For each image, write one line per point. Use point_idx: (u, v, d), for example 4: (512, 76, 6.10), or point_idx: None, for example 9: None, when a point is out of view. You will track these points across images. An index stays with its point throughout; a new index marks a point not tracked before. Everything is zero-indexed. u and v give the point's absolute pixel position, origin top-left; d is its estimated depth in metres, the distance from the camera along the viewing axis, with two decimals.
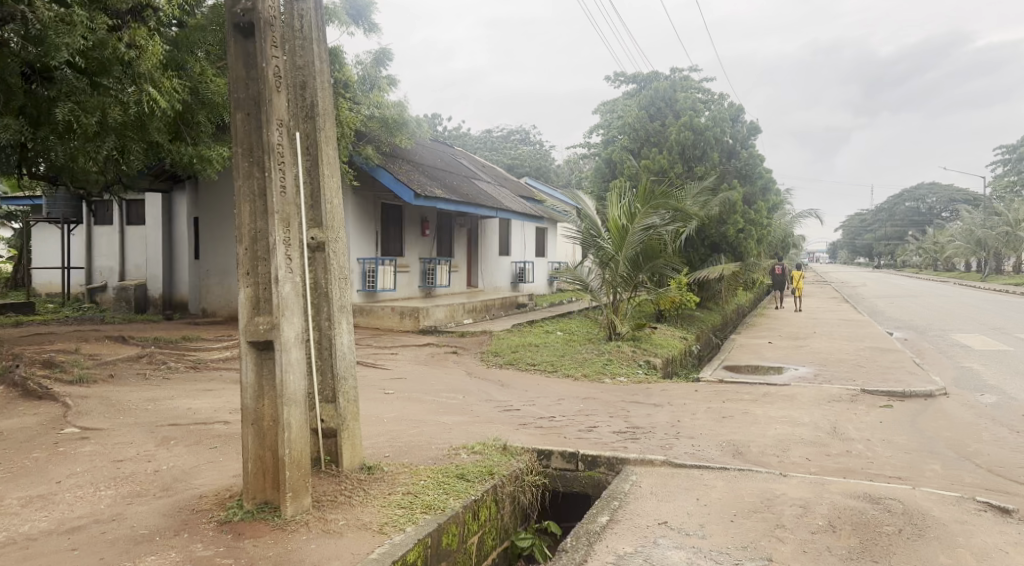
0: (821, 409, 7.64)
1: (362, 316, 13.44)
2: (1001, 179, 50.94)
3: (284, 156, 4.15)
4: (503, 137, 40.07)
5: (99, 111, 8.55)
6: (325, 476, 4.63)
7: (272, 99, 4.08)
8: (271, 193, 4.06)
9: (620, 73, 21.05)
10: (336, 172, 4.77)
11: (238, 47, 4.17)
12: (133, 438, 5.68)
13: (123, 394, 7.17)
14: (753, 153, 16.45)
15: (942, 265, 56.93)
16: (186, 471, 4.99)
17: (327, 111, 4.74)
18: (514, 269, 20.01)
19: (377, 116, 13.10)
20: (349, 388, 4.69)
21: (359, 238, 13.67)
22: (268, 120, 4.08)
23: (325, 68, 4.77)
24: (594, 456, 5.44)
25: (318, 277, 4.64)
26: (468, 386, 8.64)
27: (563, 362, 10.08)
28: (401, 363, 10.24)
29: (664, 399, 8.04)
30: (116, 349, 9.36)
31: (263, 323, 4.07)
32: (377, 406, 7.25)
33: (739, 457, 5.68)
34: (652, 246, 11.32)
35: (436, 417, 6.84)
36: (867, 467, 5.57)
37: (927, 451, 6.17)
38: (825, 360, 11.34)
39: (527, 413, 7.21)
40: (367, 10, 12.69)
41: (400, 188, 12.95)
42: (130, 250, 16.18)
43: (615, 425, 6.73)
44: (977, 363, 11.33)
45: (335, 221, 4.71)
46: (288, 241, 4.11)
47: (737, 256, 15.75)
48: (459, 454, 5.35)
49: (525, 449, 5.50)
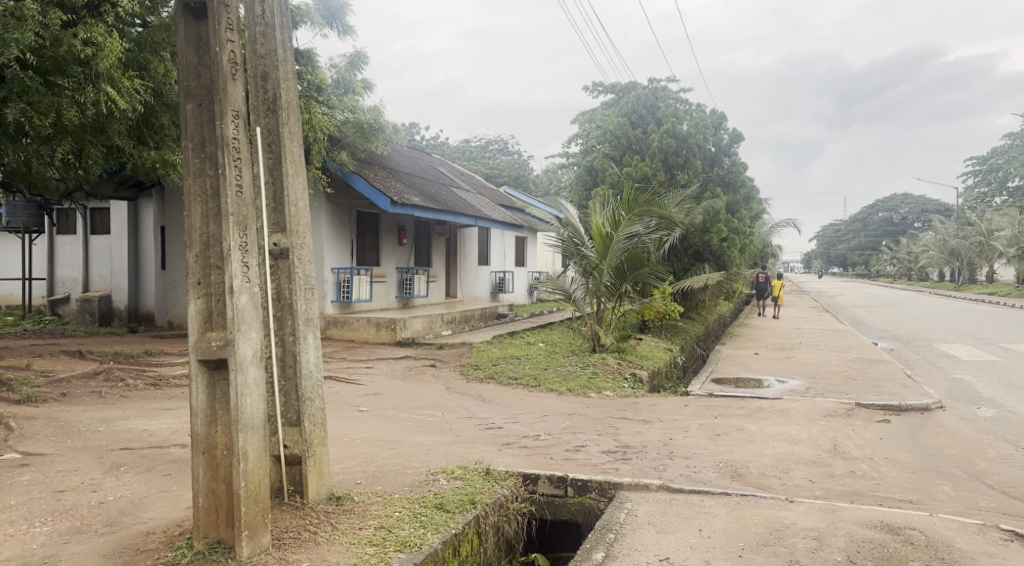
0: (817, 424, 7.28)
1: (337, 327, 12.91)
2: (971, 189, 51.51)
3: (241, 152, 3.70)
4: (481, 146, 39.78)
5: (53, 111, 8.05)
6: (287, 509, 4.17)
7: (226, 87, 3.64)
8: (225, 193, 3.62)
9: (599, 83, 20.82)
10: (302, 173, 4.34)
11: (189, 31, 3.72)
12: (78, 465, 5.17)
13: (73, 415, 6.63)
14: (735, 161, 16.19)
15: (917, 275, 57.32)
16: (134, 503, 4.51)
17: (292, 105, 4.31)
18: (493, 279, 19.56)
19: (351, 121, 12.65)
20: (315, 409, 4.25)
21: (334, 247, 13.21)
22: (222, 111, 3.63)
23: (290, 57, 4.33)
24: (584, 481, 5.02)
25: (281, 288, 4.22)
26: (448, 403, 8.19)
27: (546, 376, 9.64)
28: (376, 378, 9.75)
29: (653, 414, 7.65)
30: (71, 365, 8.80)
31: (216, 340, 3.63)
32: (350, 426, 6.78)
33: (739, 480, 5.30)
34: (636, 255, 10.86)
35: (413, 437, 6.39)
36: (875, 490, 5.21)
37: (934, 470, 5.82)
38: (814, 371, 11.02)
39: (510, 431, 6.79)
40: (341, 12, 12.21)
41: (376, 194, 12.49)
42: (95, 260, 15.55)
43: (605, 444, 6.33)
44: (968, 375, 11.04)
45: (300, 225, 4.27)
46: (245, 246, 3.67)
47: (720, 264, 15.43)
48: (437, 480, 4.90)
49: (509, 473, 5.08)
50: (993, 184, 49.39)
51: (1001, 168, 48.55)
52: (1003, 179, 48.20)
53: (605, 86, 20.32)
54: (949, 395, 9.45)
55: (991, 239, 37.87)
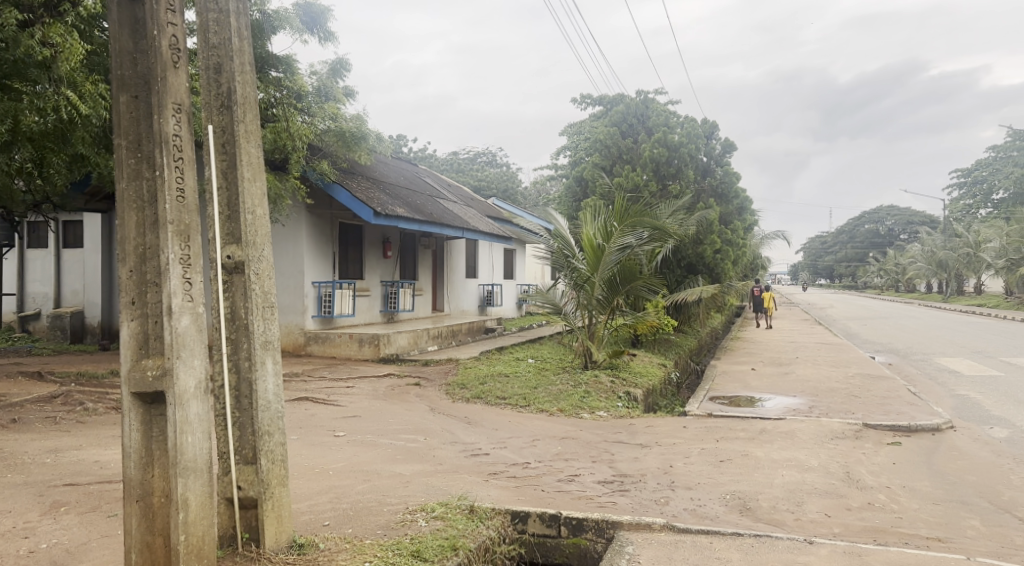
0: (825, 448, 6.80)
1: (317, 343, 12.35)
2: (957, 201, 51.44)
3: (184, 151, 3.19)
4: (469, 159, 39.44)
5: (10, 116, 7.53)
6: (241, 560, 3.67)
7: (166, 76, 3.13)
8: (163, 199, 3.12)
9: (588, 94, 20.38)
10: (261, 176, 3.83)
11: (124, 12, 3.20)
12: (13, 506, 4.62)
13: (20, 445, 6.06)
14: (728, 170, 15.74)
15: (904, 287, 57.10)
16: (70, 551, 3.98)
17: (249, 100, 3.81)
18: (481, 292, 19.08)
19: (333, 129, 12.03)
20: (274, 445, 3.75)
21: (315, 260, 12.66)
22: (160, 103, 3.12)
23: (249, 46, 3.84)
24: (580, 519, 4.54)
25: (236, 306, 3.72)
26: (432, 426, 7.66)
27: (536, 395, 9.14)
28: (357, 398, 9.20)
29: (651, 438, 7.16)
30: (27, 388, 8.19)
31: (152, 369, 3.12)
32: (324, 454, 6.26)
33: (748, 515, 4.84)
34: (629, 267, 10.39)
35: (392, 466, 5.87)
36: (898, 525, 4.76)
37: (958, 500, 5.36)
38: (815, 389, 10.54)
39: (498, 458, 6.28)
40: (322, 17, 11.56)
41: (358, 206, 11.99)
42: (67, 274, 14.92)
43: (600, 473, 5.83)
44: (973, 392, 10.60)
45: (258, 235, 3.77)
46: (188, 259, 3.18)
47: (714, 277, 15.03)
48: (415, 521, 4.38)
49: (497, 510, 4.58)
50: (977, 197, 49.16)
51: (986, 179, 48.19)
52: (988, 191, 48.02)
53: (594, 98, 19.89)
54: (958, 414, 8.99)
55: (979, 251, 37.51)
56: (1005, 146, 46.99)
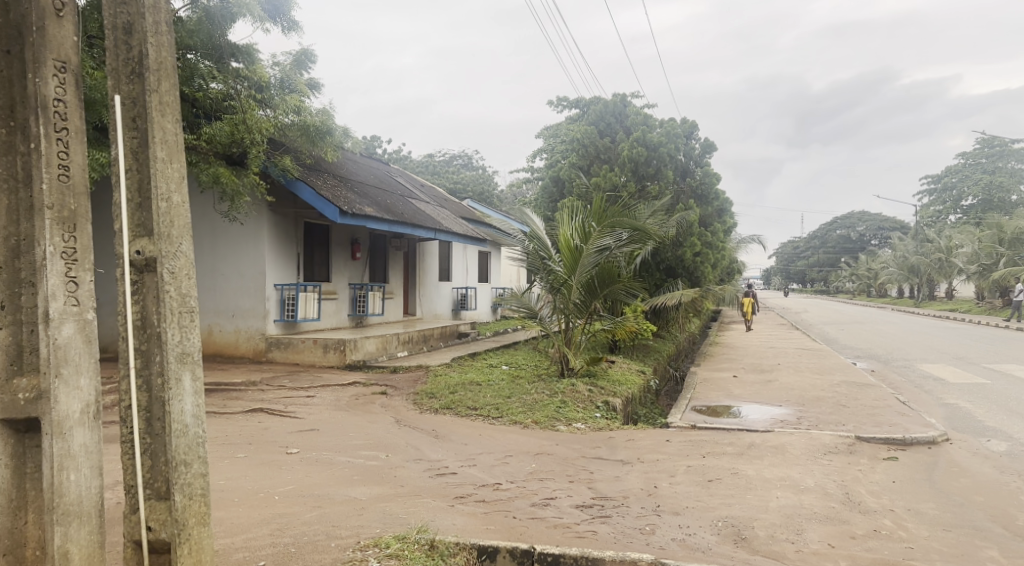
0: (820, 465, 6.30)
1: (278, 349, 11.64)
2: (926, 210, 51.74)
3: (67, 118, 2.74)
4: (444, 162, 38.93)
5: None
6: None
7: (44, 26, 2.69)
8: (40, 176, 2.68)
9: (563, 97, 19.90)
10: (179, 155, 3.22)
11: None
12: None
13: None
14: (708, 171, 15.25)
15: (876, 291, 57.31)
16: None
17: (166, 67, 3.19)
18: (454, 295, 18.45)
19: (297, 123, 11.27)
20: (193, 477, 3.16)
21: (278, 262, 11.98)
22: (37, 60, 2.67)
23: (165, 4, 3.23)
24: (556, 556, 3.99)
25: (147, 312, 3.13)
26: (397, 441, 7.05)
27: (510, 405, 8.58)
28: (317, 409, 8.56)
29: (634, 453, 6.62)
30: None
31: (24, 391, 2.72)
32: (274, 474, 5.64)
33: (744, 547, 4.32)
34: (608, 269, 9.83)
35: (347, 489, 5.27)
36: (911, 557, 4.26)
37: (970, 526, 4.88)
38: (800, 398, 10.07)
39: (466, 478, 5.70)
40: (285, 5, 10.77)
41: (323, 204, 11.33)
42: None
43: (578, 495, 5.27)
44: (962, 401, 10.19)
45: (175, 223, 3.17)
46: (72, 258, 2.75)
47: (693, 281, 14.59)
48: (366, 561, 3.79)
49: (460, 545, 4.03)
50: (947, 203, 49.20)
51: (955, 186, 48.33)
52: (957, 198, 47.81)
53: (570, 100, 19.34)
54: (952, 425, 8.56)
55: (951, 257, 37.46)
56: (975, 154, 47.14)
